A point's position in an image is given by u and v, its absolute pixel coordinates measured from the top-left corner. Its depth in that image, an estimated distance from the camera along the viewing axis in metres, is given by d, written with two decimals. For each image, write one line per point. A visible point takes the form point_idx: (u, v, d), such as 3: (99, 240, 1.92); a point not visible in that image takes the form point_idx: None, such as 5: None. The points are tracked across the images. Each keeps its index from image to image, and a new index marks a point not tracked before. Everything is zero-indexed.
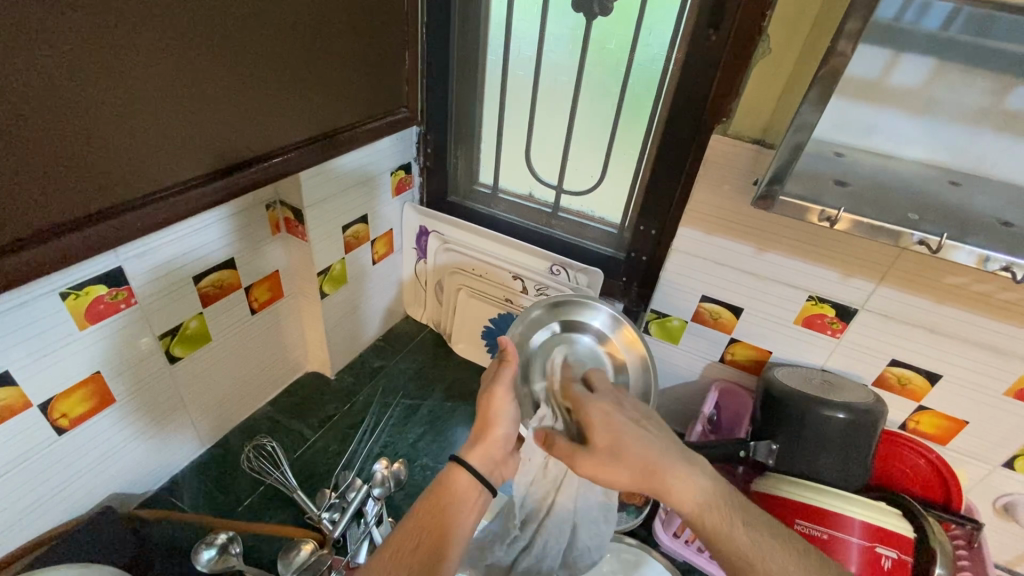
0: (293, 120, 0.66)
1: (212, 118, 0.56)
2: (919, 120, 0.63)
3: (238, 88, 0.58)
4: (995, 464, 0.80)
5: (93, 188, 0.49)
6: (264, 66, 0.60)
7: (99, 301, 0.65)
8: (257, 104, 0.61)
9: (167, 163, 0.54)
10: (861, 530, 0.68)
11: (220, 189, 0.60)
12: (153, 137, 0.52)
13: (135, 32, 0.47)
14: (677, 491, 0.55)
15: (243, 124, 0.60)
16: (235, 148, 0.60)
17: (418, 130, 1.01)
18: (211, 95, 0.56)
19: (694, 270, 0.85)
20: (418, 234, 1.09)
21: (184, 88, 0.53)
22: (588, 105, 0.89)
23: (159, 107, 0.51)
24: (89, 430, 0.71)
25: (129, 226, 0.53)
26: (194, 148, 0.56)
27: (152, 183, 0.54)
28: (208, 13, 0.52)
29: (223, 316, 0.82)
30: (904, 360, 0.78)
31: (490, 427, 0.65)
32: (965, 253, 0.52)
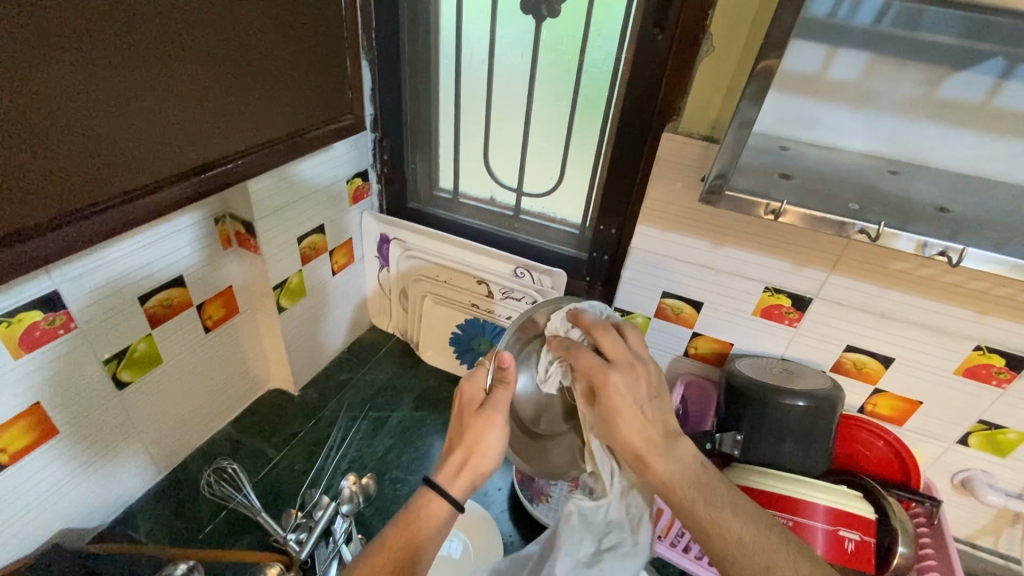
0: (250, 123, 0.66)
1: (147, 128, 0.55)
2: (858, 112, 0.65)
3: (174, 95, 0.56)
4: (950, 442, 0.83)
5: (63, 190, 0.50)
6: (221, 68, 0.60)
7: (35, 327, 0.61)
8: (221, 107, 0.62)
9: (137, 165, 0.55)
10: (824, 515, 0.68)
11: (163, 202, 0.58)
12: (83, 150, 0.50)
13: (90, 34, 0.47)
14: (661, 472, 0.57)
15: (181, 134, 0.58)
16: (174, 159, 0.59)
17: (374, 136, 1.00)
18: (182, 96, 0.57)
19: (654, 267, 0.86)
20: (379, 242, 1.07)
21: (113, 97, 0.51)
22: (543, 105, 0.89)
23: (86, 116, 0.49)
24: (33, 463, 0.67)
25: (65, 243, 0.51)
26: (135, 159, 0.55)
27: (87, 197, 0.52)
28: (174, 17, 0.54)
29: (174, 337, 0.79)
30: (859, 346, 0.80)
31: (475, 454, 0.58)
32: (905, 240, 0.53)
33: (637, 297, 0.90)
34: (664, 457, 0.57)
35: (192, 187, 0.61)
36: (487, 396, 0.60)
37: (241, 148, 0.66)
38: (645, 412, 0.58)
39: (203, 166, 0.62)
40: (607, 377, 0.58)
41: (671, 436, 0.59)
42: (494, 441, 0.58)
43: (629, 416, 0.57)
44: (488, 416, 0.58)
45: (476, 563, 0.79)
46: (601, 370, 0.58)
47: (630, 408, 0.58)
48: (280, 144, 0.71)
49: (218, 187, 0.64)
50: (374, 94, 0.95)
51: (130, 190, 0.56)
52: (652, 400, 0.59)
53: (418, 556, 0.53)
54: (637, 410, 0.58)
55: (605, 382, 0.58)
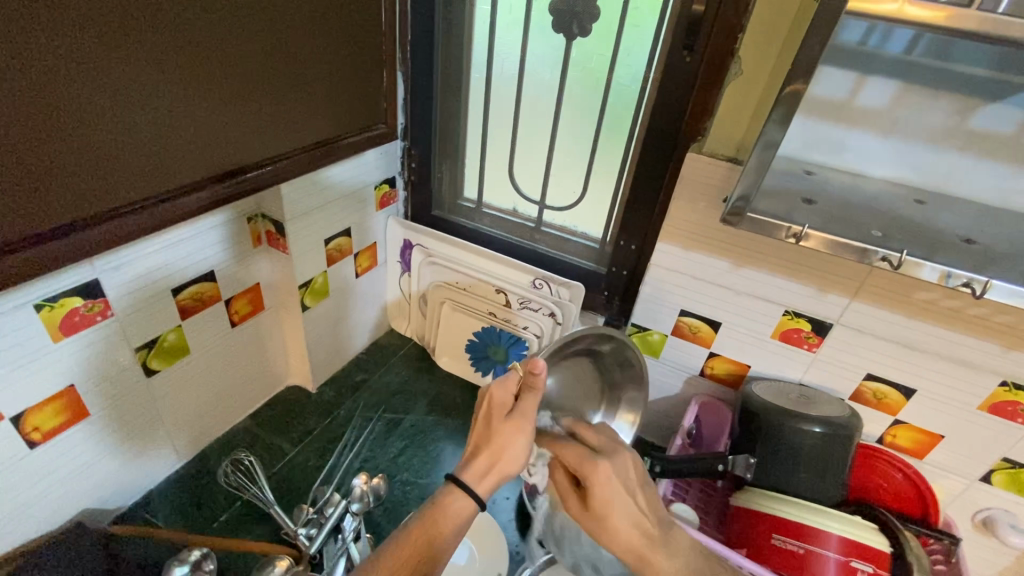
0: (285, 129, 0.69)
1: (185, 132, 0.57)
2: (886, 140, 0.65)
3: (212, 102, 0.59)
4: (972, 478, 0.81)
5: (102, 189, 0.52)
6: (262, 78, 0.63)
7: (75, 313, 0.65)
8: (258, 114, 0.64)
9: (172, 168, 0.57)
10: (837, 545, 0.67)
11: (197, 202, 0.61)
12: (124, 150, 0.52)
13: (138, 43, 0.50)
14: (665, 569, 0.55)
15: (217, 138, 0.61)
16: (210, 161, 0.61)
17: (403, 145, 1.02)
18: (222, 104, 0.60)
19: (673, 285, 0.86)
20: (402, 248, 1.09)
21: (155, 101, 0.53)
22: (570, 121, 0.90)
23: (129, 118, 0.52)
24: (62, 444, 0.70)
25: (102, 238, 0.53)
26: (171, 163, 0.57)
27: (126, 195, 0.54)
28: (220, 28, 0.57)
29: (202, 330, 0.82)
30: (879, 375, 0.79)
31: (503, 461, 0.59)
32: (930, 270, 0.53)
33: (655, 314, 0.90)
34: (663, 550, 0.56)
35: (225, 189, 0.63)
36: (516, 405, 0.60)
37: (273, 154, 0.69)
38: (637, 500, 0.56)
39: (235, 171, 0.64)
40: (597, 469, 0.55)
41: (664, 527, 0.57)
42: (519, 451, 0.59)
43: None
44: (519, 420, 0.59)
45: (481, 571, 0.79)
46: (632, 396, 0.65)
47: (622, 496, 0.55)
48: (312, 150, 0.74)
49: (250, 190, 0.67)
50: (405, 104, 0.97)
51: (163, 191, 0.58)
52: (641, 486, 0.57)
53: (439, 544, 0.56)
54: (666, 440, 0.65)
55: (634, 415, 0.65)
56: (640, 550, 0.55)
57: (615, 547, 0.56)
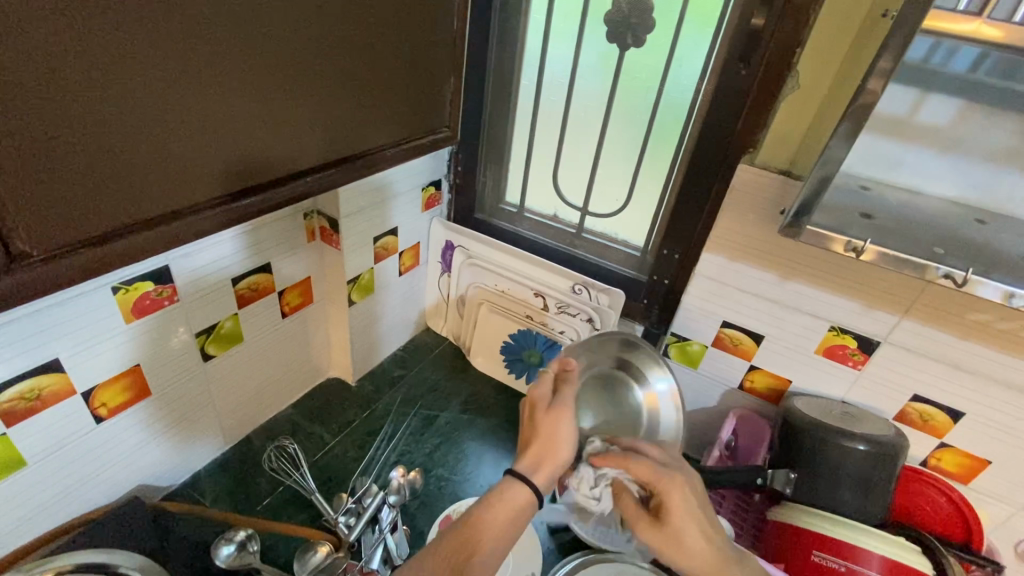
0: (353, 133, 0.72)
1: (261, 135, 0.60)
2: (945, 157, 0.65)
3: (289, 107, 0.61)
4: (1021, 508, 0.79)
5: (189, 187, 0.55)
6: (339, 85, 0.66)
7: (146, 296, 0.68)
8: (331, 119, 0.67)
9: (250, 170, 0.61)
10: (879, 564, 0.66)
11: (267, 200, 0.64)
12: (209, 151, 0.55)
13: (238, 55, 0.54)
14: None
15: (288, 142, 0.63)
16: (280, 163, 0.64)
17: (450, 147, 1.05)
18: (300, 110, 0.63)
19: (716, 296, 0.87)
20: (444, 248, 1.12)
21: (239, 105, 0.56)
22: (618, 129, 0.92)
23: (215, 122, 0.54)
24: (124, 421, 0.73)
25: (183, 234, 0.56)
26: (251, 165, 0.60)
27: (206, 194, 0.57)
28: (308, 39, 0.60)
29: (256, 319, 0.86)
30: (926, 396, 0.78)
31: (554, 450, 0.63)
32: (991, 289, 0.53)
33: (695, 324, 0.91)
34: (734, 566, 0.60)
35: (291, 190, 0.66)
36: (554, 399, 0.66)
37: (337, 157, 0.71)
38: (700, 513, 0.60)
39: (302, 173, 0.67)
40: (670, 491, 0.59)
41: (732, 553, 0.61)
42: (566, 434, 0.63)
43: (692, 525, 0.59)
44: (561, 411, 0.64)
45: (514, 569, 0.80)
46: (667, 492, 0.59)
47: (691, 517, 0.59)
48: (372, 153, 0.76)
49: (313, 190, 0.69)
50: None
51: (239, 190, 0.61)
52: (700, 506, 0.61)
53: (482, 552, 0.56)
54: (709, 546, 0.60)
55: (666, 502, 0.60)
56: (722, 568, 0.59)
57: (687, 564, 0.59)
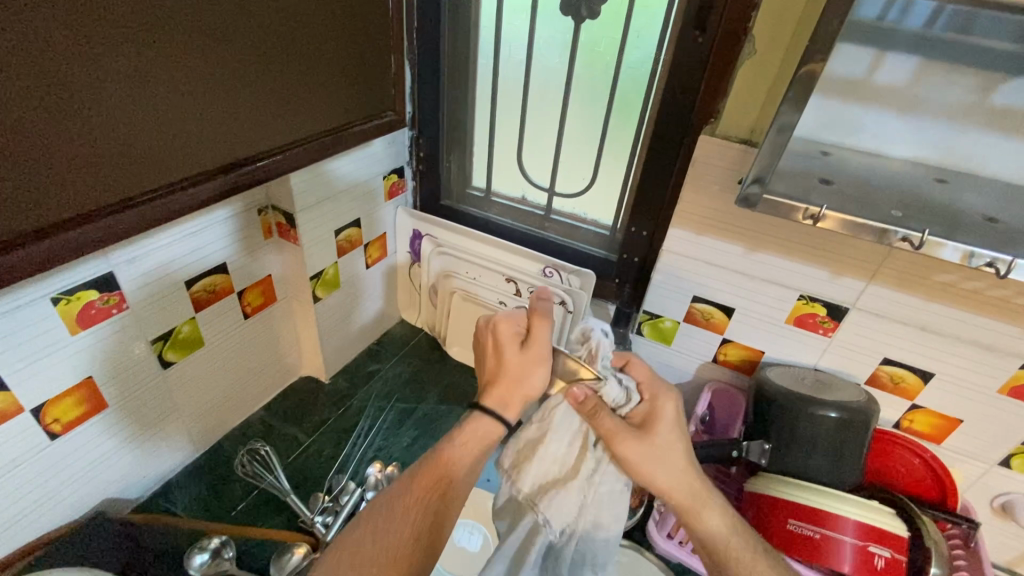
0: (293, 118, 0.68)
1: (192, 121, 0.57)
2: (904, 118, 0.63)
3: (220, 91, 0.58)
4: (991, 463, 0.80)
5: (108, 181, 0.52)
6: (270, 68, 0.63)
7: (91, 305, 0.65)
8: (266, 105, 0.64)
9: (177, 160, 0.57)
10: (853, 529, 0.67)
11: (208, 192, 0.61)
12: (132, 139, 0.52)
13: (149, 36, 0.50)
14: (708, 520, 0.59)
15: (224, 128, 0.60)
16: (218, 151, 0.61)
17: (410, 133, 1.02)
18: (229, 95, 0.59)
19: (685, 271, 0.86)
20: (412, 237, 1.09)
21: (162, 89, 0.53)
22: (579, 106, 0.89)
23: (136, 107, 0.51)
24: (82, 435, 0.71)
25: (114, 230, 0.54)
26: (177, 155, 0.57)
27: (135, 185, 0.54)
28: (229, 18, 0.56)
29: (216, 322, 0.83)
30: (896, 359, 0.78)
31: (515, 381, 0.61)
32: (950, 250, 0.52)
33: (667, 300, 0.90)
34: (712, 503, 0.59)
35: (233, 180, 0.63)
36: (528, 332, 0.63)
37: (281, 143, 0.68)
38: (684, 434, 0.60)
39: (239, 162, 0.64)
40: (660, 403, 0.61)
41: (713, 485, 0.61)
42: (537, 379, 0.61)
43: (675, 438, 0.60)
44: (529, 348, 0.62)
45: None
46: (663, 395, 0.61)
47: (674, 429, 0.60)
48: (320, 139, 0.73)
49: (258, 180, 0.66)
50: (412, 92, 0.97)
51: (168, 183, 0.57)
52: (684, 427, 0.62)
53: (456, 486, 0.57)
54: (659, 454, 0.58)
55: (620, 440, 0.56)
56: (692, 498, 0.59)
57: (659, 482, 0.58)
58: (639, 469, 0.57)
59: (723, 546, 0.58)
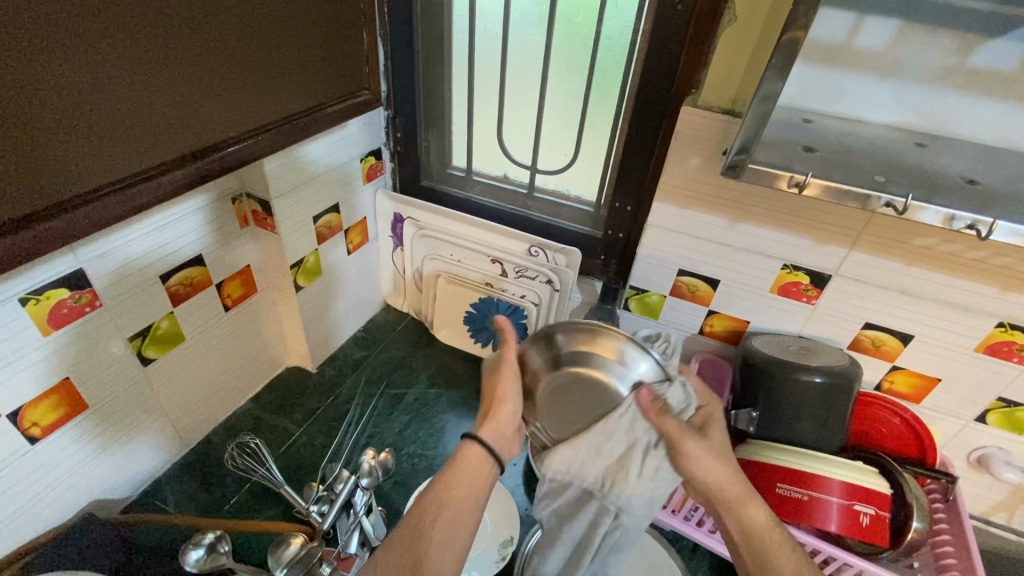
0: (264, 99, 0.66)
1: (161, 103, 0.54)
2: (885, 83, 0.63)
3: (188, 69, 0.55)
4: (968, 419, 0.83)
5: (72, 172, 0.49)
6: (237, 47, 0.60)
7: (62, 305, 0.63)
8: (234, 85, 0.61)
9: (144, 147, 0.54)
10: (839, 490, 0.68)
11: (185, 177, 0.59)
12: (98, 123, 0.50)
13: (105, 15, 0.47)
14: (752, 513, 0.60)
15: (195, 110, 0.58)
16: (188, 136, 0.58)
17: (386, 113, 0.99)
18: (196, 77, 0.56)
19: (670, 245, 0.86)
20: (393, 221, 1.07)
21: (126, 70, 0.50)
22: (558, 80, 0.87)
23: (99, 89, 0.49)
24: (65, 437, 0.69)
25: (84, 222, 0.51)
26: (144, 143, 0.54)
27: (104, 172, 0.52)
28: None
29: (195, 315, 0.81)
30: (877, 324, 0.79)
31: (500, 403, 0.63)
32: (932, 213, 0.52)
33: (653, 275, 0.90)
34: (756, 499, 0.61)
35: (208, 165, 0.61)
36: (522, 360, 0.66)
37: (256, 125, 0.66)
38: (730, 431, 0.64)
39: (211, 147, 0.61)
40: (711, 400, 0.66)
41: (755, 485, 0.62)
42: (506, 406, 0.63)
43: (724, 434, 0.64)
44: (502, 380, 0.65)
45: (493, 536, 0.80)
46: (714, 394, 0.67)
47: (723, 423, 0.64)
48: (296, 119, 0.71)
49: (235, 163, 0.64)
50: (386, 71, 0.94)
51: (137, 172, 0.55)
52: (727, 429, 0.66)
53: (436, 526, 0.56)
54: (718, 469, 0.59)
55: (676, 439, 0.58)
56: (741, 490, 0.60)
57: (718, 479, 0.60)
58: (698, 465, 0.59)
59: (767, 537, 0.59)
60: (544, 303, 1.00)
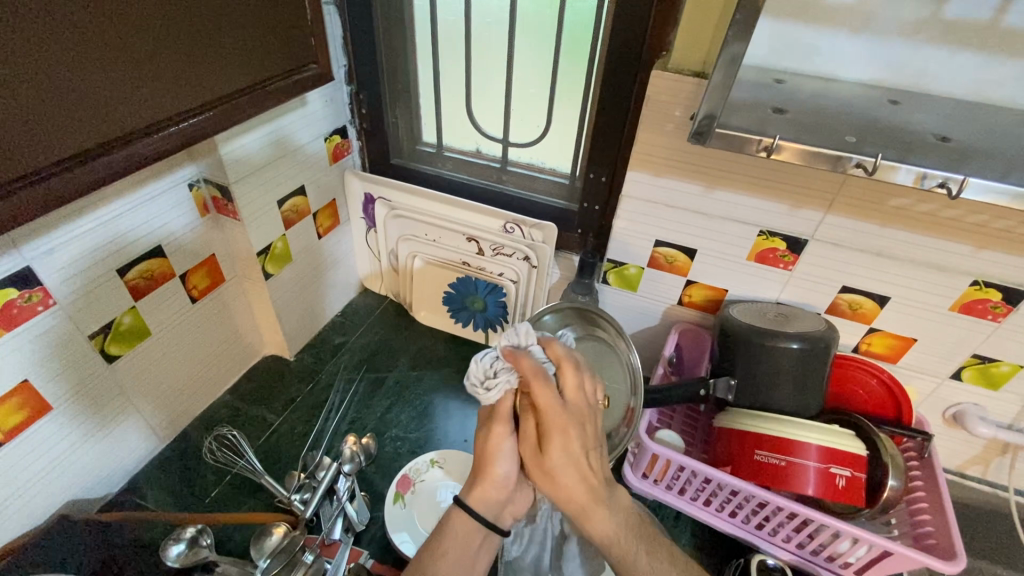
0: (212, 72, 0.61)
1: (103, 76, 0.50)
2: (859, 38, 0.61)
3: (131, 39, 0.52)
4: (944, 377, 0.84)
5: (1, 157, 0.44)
6: (175, 14, 0.55)
7: (11, 305, 0.60)
8: (177, 57, 0.56)
9: (81, 128, 0.50)
10: (816, 454, 0.69)
11: (138, 154, 0.55)
12: (41, 96, 0.46)
13: None
14: (598, 526, 0.57)
15: (143, 84, 0.54)
16: (129, 116, 0.54)
17: (349, 89, 0.95)
18: (131, 49, 0.52)
19: (646, 215, 0.84)
20: (364, 202, 1.04)
21: (62, 41, 0.46)
22: (526, 48, 0.84)
23: (35, 61, 0.45)
24: (29, 440, 0.67)
25: (32, 205, 0.47)
26: (81, 123, 0.50)
27: (53, 149, 0.48)
28: None
29: (160, 309, 0.78)
30: (854, 287, 0.79)
31: (487, 468, 0.58)
32: (905, 172, 0.50)
33: (630, 246, 0.88)
34: (604, 511, 0.56)
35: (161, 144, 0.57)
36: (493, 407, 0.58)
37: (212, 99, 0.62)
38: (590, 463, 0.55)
39: (155, 126, 0.57)
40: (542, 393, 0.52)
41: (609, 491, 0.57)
42: (505, 449, 0.57)
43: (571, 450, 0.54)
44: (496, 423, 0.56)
45: None
46: (542, 381, 0.52)
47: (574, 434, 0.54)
48: (254, 93, 0.67)
49: (192, 141, 0.61)
50: (348, 44, 0.90)
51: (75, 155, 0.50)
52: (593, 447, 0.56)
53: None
54: (590, 480, 0.56)
55: (551, 433, 0.53)
56: (587, 504, 0.56)
57: (558, 494, 0.56)
58: (545, 477, 0.55)
59: (612, 545, 0.57)
60: (523, 279, 0.99)
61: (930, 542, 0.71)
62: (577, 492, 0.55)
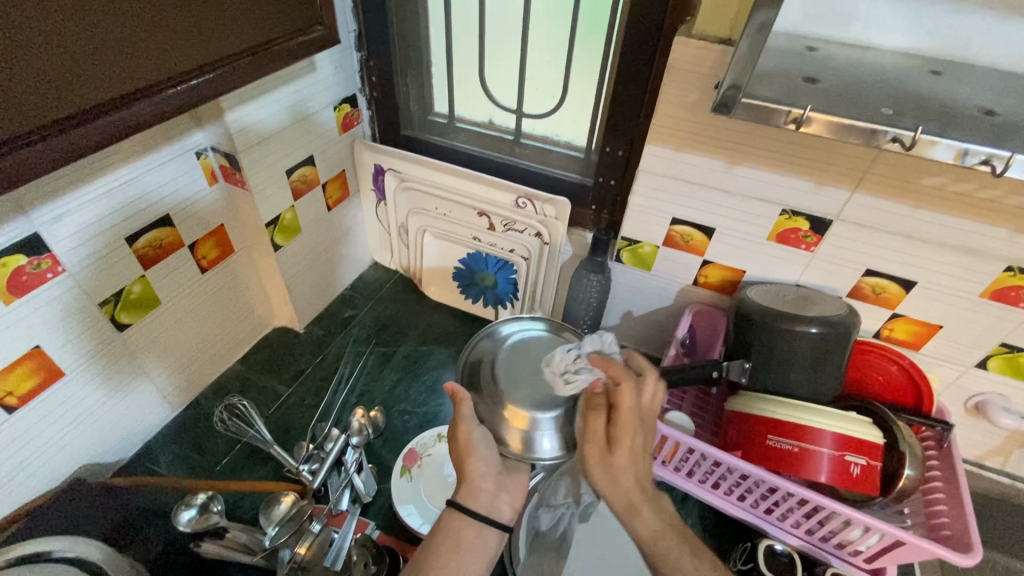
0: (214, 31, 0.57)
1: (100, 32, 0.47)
2: (900, 3, 0.57)
3: None
4: (969, 366, 0.81)
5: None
6: None
7: (20, 272, 0.60)
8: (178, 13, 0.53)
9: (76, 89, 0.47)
10: (830, 441, 0.67)
11: (134, 117, 0.52)
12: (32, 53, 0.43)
13: None
14: (643, 523, 0.55)
15: (141, 40, 0.50)
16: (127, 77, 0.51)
17: (360, 56, 0.92)
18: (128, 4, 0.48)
19: (663, 192, 0.81)
20: (374, 174, 1.02)
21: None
22: (543, 13, 0.80)
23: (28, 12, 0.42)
24: (44, 405, 0.68)
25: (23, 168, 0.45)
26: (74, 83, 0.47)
27: (45, 110, 0.45)
28: None
29: (169, 279, 0.78)
30: (878, 270, 0.76)
31: (467, 460, 0.59)
32: (945, 148, 0.46)
33: (646, 223, 0.86)
34: (652, 508, 0.55)
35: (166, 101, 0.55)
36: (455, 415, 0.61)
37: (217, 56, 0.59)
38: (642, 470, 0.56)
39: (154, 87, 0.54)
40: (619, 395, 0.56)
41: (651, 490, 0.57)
42: (476, 448, 0.60)
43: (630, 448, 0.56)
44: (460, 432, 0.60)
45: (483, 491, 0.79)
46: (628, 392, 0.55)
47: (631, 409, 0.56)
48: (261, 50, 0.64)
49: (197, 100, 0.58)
50: (358, 9, 0.87)
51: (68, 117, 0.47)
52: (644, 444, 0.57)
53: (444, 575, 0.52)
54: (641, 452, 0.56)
55: (626, 432, 0.55)
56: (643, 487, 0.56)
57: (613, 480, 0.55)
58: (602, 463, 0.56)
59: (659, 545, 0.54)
60: (534, 256, 0.97)
61: (945, 534, 0.69)
62: (626, 476, 0.55)
